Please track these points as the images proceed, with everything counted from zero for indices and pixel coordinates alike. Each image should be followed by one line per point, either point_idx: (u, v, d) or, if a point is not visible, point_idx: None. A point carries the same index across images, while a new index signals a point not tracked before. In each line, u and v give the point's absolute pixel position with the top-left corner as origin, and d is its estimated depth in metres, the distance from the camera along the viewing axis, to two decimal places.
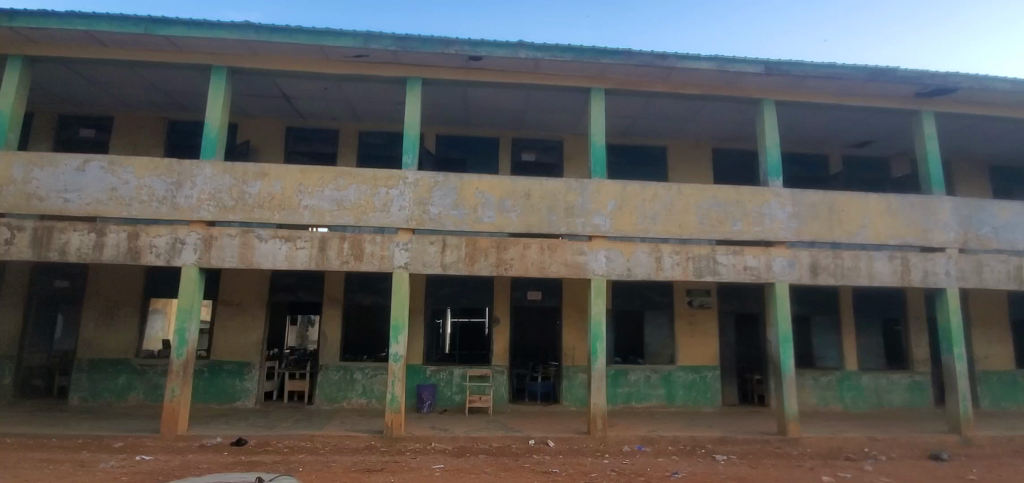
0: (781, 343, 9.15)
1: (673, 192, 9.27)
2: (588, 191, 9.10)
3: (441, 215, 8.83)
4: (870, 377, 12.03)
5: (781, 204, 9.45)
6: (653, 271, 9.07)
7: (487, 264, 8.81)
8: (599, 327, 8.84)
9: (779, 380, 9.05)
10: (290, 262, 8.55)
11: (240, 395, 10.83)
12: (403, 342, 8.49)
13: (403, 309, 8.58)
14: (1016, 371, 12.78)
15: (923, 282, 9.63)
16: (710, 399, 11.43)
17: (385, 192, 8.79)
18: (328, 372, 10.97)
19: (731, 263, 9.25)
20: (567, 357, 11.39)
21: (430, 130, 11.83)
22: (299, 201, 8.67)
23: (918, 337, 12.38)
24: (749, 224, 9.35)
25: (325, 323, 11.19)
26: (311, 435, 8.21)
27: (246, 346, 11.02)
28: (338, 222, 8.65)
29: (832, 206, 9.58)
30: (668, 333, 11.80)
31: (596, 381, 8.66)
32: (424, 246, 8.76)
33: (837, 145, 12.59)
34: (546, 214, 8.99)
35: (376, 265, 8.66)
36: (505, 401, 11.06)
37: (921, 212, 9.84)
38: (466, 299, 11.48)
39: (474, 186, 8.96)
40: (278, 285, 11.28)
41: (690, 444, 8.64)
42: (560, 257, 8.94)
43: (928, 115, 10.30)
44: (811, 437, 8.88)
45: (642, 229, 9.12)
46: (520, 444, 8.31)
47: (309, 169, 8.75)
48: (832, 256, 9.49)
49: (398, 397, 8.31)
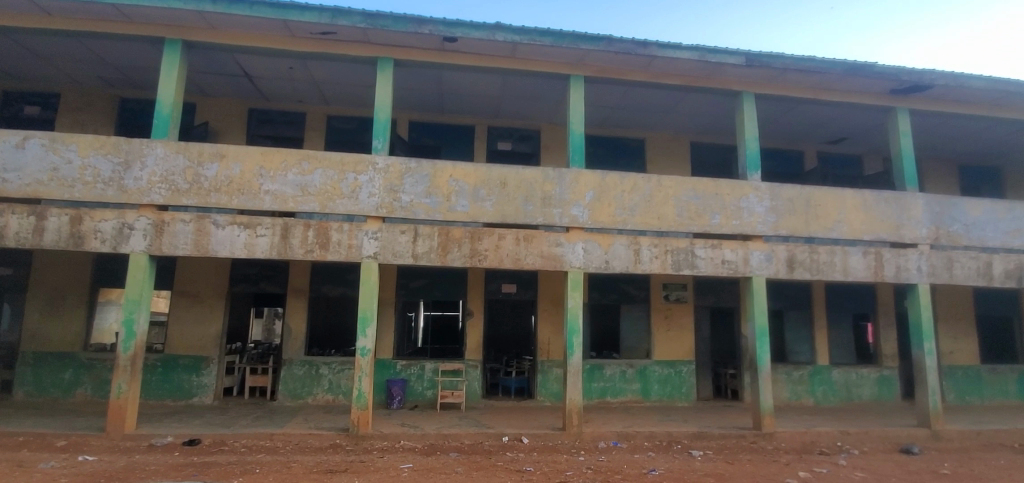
0: (757, 338, 9.06)
1: (653, 183, 9.07)
2: (566, 180, 8.82)
3: (413, 202, 8.42)
4: (841, 372, 12.16)
5: (759, 198, 9.35)
6: (631, 264, 8.86)
7: (461, 255, 8.45)
8: (576, 320, 8.60)
9: (755, 374, 8.98)
10: (250, 250, 8.02)
11: (197, 391, 10.24)
12: (371, 335, 8.07)
13: (371, 300, 8.15)
14: (979, 365, 13.12)
15: (895, 278, 9.69)
16: (684, 393, 11.36)
17: (353, 177, 8.33)
18: (292, 367, 10.46)
19: (709, 256, 9.11)
20: (542, 351, 11.13)
21: (404, 116, 11.37)
22: (260, 186, 8.13)
23: (888, 332, 12.57)
24: (728, 217, 9.22)
25: (289, 316, 10.66)
26: (271, 433, 7.75)
27: (204, 339, 10.42)
28: (302, 208, 8.16)
29: (808, 201, 9.52)
30: (644, 327, 11.67)
31: (572, 377, 8.42)
32: (394, 235, 8.34)
33: (812, 141, 12.65)
34: (522, 204, 8.68)
35: (342, 255, 8.20)
36: (478, 397, 10.75)
37: (895, 208, 9.88)
38: (439, 292, 11.09)
39: (448, 173, 8.58)
40: (239, 276, 10.68)
41: (665, 440, 8.49)
42: (537, 249, 8.64)
43: (903, 112, 10.36)
44: (785, 431, 8.85)
45: (620, 221, 8.89)
46: (493, 442, 8.01)
47: (271, 152, 8.21)
48: (808, 251, 9.44)
49: (365, 393, 7.90)
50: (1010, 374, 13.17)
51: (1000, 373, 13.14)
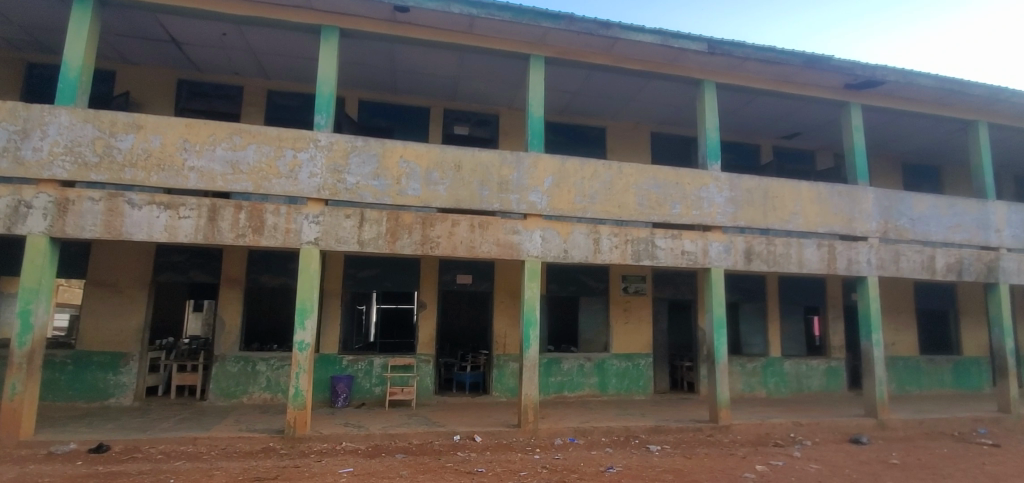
0: (715, 329, 8.92)
1: (614, 170, 8.76)
2: (524, 165, 8.38)
3: (359, 184, 7.77)
4: (792, 363, 12.33)
5: (719, 188, 9.20)
6: (591, 254, 8.54)
7: (411, 241, 7.88)
8: (533, 312, 8.20)
9: (712, 366, 8.84)
10: (171, 234, 7.17)
11: (114, 391, 9.22)
12: (311, 328, 7.40)
13: (310, 290, 7.46)
14: (918, 356, 13.66)
15: (847, 270, 9.80)
16: (642, 386, 11.21)
17: (292, 155, 7.59)
18: (226, 363, 9.60)
19: (669, 247, 8.90)
20: (498, 345, 10.70)
21: (353, 94, 10.63)
22: (184, 162, 7.29)
23: (836, 325, 12.85)
24: (688, 207, 9.03)
25: (222, 308, 9.77)
26: (195, 437, 6.96)
27: (124, 334, 9.40)
28: (233, 188, 7.36)
29: (766, 192, 9.44)
30: (603, 320, 11.42)
31: (528, 371, 8.02)
32: (338, 219, 7.67)
33: (768, 135, 12.74)
34: (478, 189, 8.18)
35: (279, 240, 7.46)
36: (430, 393, 10.20)
37: (847, 201, 9.99)
38: (389, 283, 10.43)
39: (398, 154, 7.97)
40: (165, 264, 9.68)
41: (623, 435, 8.23)
42: (492, 236, 8.18)
43: (856, 107, 10.50)
44: (741, 424, 8.77)
45: (580, 209, 8.53)
46: (444, 441, 7.51)
47: (197, 124, 7.37)
48: (765, 243, 9.37)
49: (303, 391, 7.23)
50: (945, 364, 13.79)
51: (936, 363, 13.73)
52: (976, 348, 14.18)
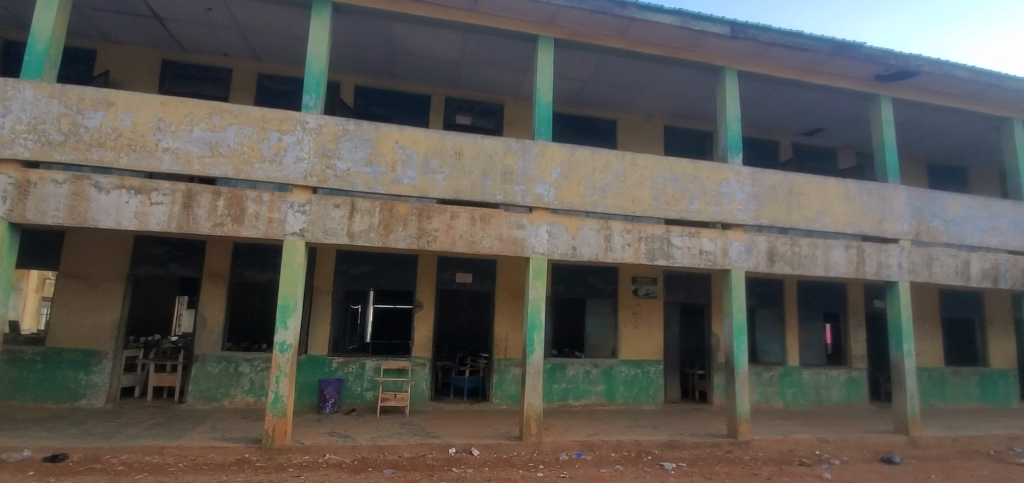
0: (735, 337, 8.21)
1: (627, 161, 8.08)
2: (530, 154, 7.71)
3: (350, 171, 7.10)
4: (811, 373, 11.62)
5: (741, 183, 8.49)
6: (601, 252, 7.85)
7: (406, 235, 7.21)
8: (537, 314, 7.51)
9: (732, 377, 8.13)
10: (142, 222, 6.53)
11: (85, 392, 8.57)
12: (294, 328, 6.73)
13: (294, 286, 6.79)
14: (942, 367, 12.91)
15: (877, 275, 9.08)
16: (651, 396, 10.51)
17: (277, 137, 6.94)
18: (206, 364, 8.94)
19: (686, 246, 8.19)
20: (499, 349, 10.00)
21: (349, 80, 10.00)
22: (158, 142, 6.66)
23: (857, 333, 12.12)
24: (707, 203, 8.32)
25: (204, 305, 9.12)
26: (162, 446, 6.31)
27: (97, 330, 8.76)
28: (211, 172, 6.71)
29: (791, 189, 8.74)
30: (611, 324, 10.73)
31: (532, 378, 7.33)
32: (326, 208, 7.01)
33: (788, 131, 12.05)
34: (480, 179, 7.51)
35: (260, 231, 6.79)
36: (426, 399, 9.51)
37: (878, 200, 9.28)
38: (384, 280, 9.76)
39: (394, 139, 7.31)
40: (143, 256, 9.05)
41: (635, 451, 7.53)
42: (494, 231, 7.49)
43: (886, 100, 9.80)
44: (763, 439, 8.07)
45: (590, 202, 7.85)
46: (438, 455, 6.83)
47: (173, 102, 6.75)
48: (789, 243, 8.66)
49: (284, 397, 6.54)
50: (971, 377, 13.02)
51: (962, 376, 12.97)
52: (1003, 360, 13.40)
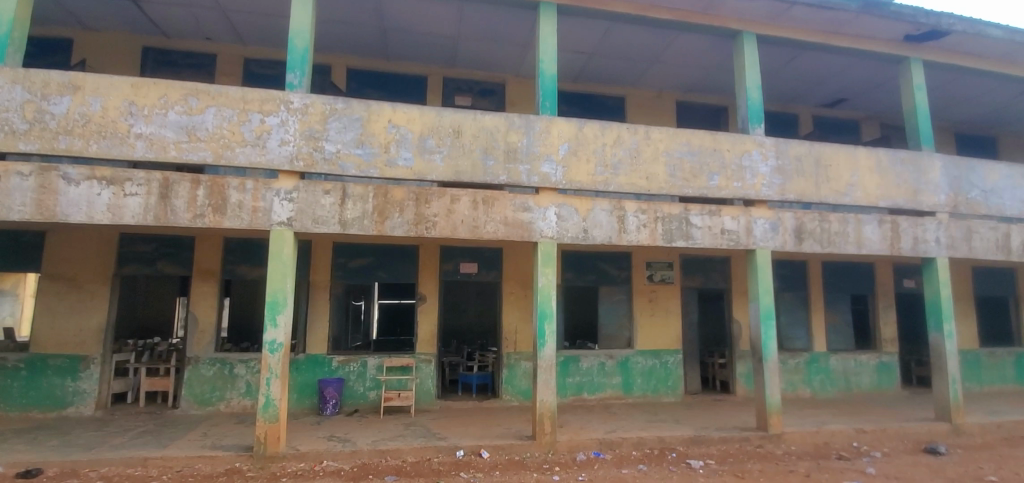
0: (763, 322, 7.59)
1: (640, 135, 7.42)
2: (535, 130, 7.10)
3: (339, 153, 6.54)
4: (838, 359, 11.00)
5: (764, 156, 7.84)
6: (615, 234, 7.24)
7: (403, 221, 6.65)
8: (548, 303, 6.92)
9: (760, 366, 7.53)
10: (116, 215, 6.01)
11: (73, 399, 8.12)
12: (284, 326, 6.20)
13: (282, 281, 6.25)
14: (978, 349, 12.20)
15: (913, 251, 8.43)
16: (671, 387, 9.93)
17: (258, 119, 6.38)
18: (200, 367, 8.47)
19: (707, 225, 7.54)
20: (508, 342, 9.42)
21: (340, 62, 9.43)
22: (130, 128, 6.13)
23: (886, 314, 11.47)
24: (728, 178, 7.66)
25: (195, 304, 8.63)
26: (145, 458, 5.83)
27: (83, 334, 8.29)
28: (189, 158, 6.17)
29: (818, 160, 8.08)
30: (626, 312, 10.13)
31: (544, 373, 6.78)
32: (315, 195, 6.46)
33: (809, 102, 11.34)
34: (481, 158, 6.92)
35: (244, 222, 6.26)
36: (432, 397, 8.98)
37: (911, 170, 8.61)
38: (384, 273, 9.22)
39: (386, 117, 6.73)
40: (130, 255, 8.57)
41: (657, 448, 6.97)
42: (499, 214, 6.91)
43: (917, 62, 9.08)
44: (795, 432, 7.51)
45: (602, 181, 7.23)
46: (445, 458, 6.30)
47: (145, 84, 6.21)
48: (818, 219, 8.01)
49: (275, 400, 6.03)
50: (1007, 357, 12.31)
51: (997, 356, 12.27)
52: None
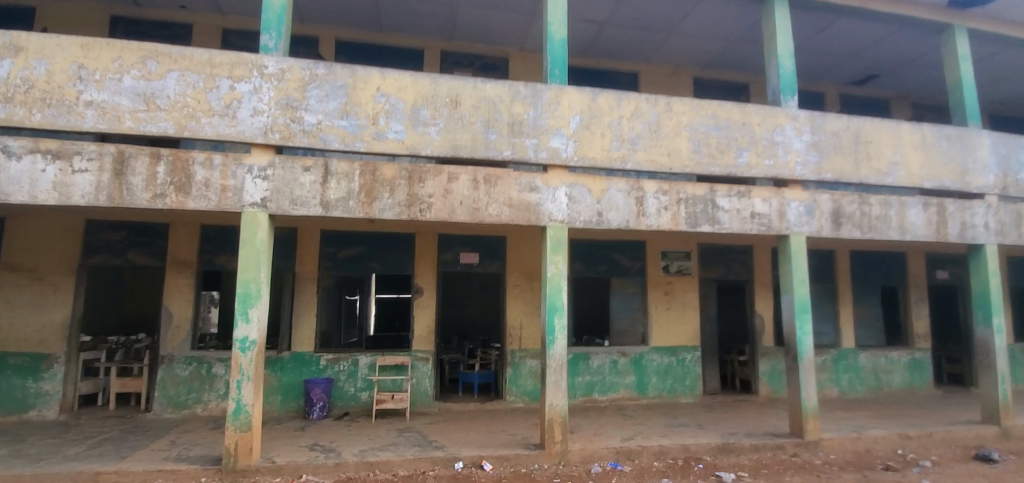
0: (797, 316, 6.80)
1: (661, 107, 6.59)
2: (543, 100, 6.28)
3: (320, 125, 5.74)
4: (868, 356, 10.21)
5: (798, 131, 7.02)
6: (633, 218, 6.43)
7: (394, 202, 5.86)
8: (558, 296, 6.14)
9: (794, 365, 6.75)
10: (64, 194, 5.24)
11: (35, 402, 7.37)
12: (257, 321, 5.43)
13: (255, 270, 5.48)
14: (1015, 344, 11.38)
15: (960, 237, 7.64)
16: (689, 387, 9.15)
17: (228, 85, 5.59)
18: (174, 366, 7.72)
19: (735, 208, 6.72)
20: (512, 338, 8.64)
21: (328, 34, 8.62)
22: (79, 95, 5.34)
23: (919, 308, 10.67)
24: (759, 155, 6.83)
25: (169, 297, 7.87)
26: (97, 472, 5.08)
27: (45, 331, 7.54)
28: (147, 129, 5.38)
29: (857, 136, 7.29)
30: (640, 306, 9.35)
31: (553, 374, 6.01)
32: (293, 172, 5.67)
33: (837, 79, 10.48)
34: (482, 131, 6.12)
35: (211, 202, 5.48)
36: (429, 399, 8.22)
37: (958, 148, 7.80)
38: (377, 263, 8.43)
39: (374, 84, 5.93)
40: (97, 244, 7.81)
41: (681, 458, 6.21)
42: (502, 195, 6.12)
43: (962, 31, 8.23)
44: (832, 438, 6.76)
45: (618, 158, 6.41)
46: (442, 472, 5.55)
47: (96, 44, 5.42)
48: (857, 202, 7.22)
49: (247, 406, 5.27)
50: None
51: None
52: None
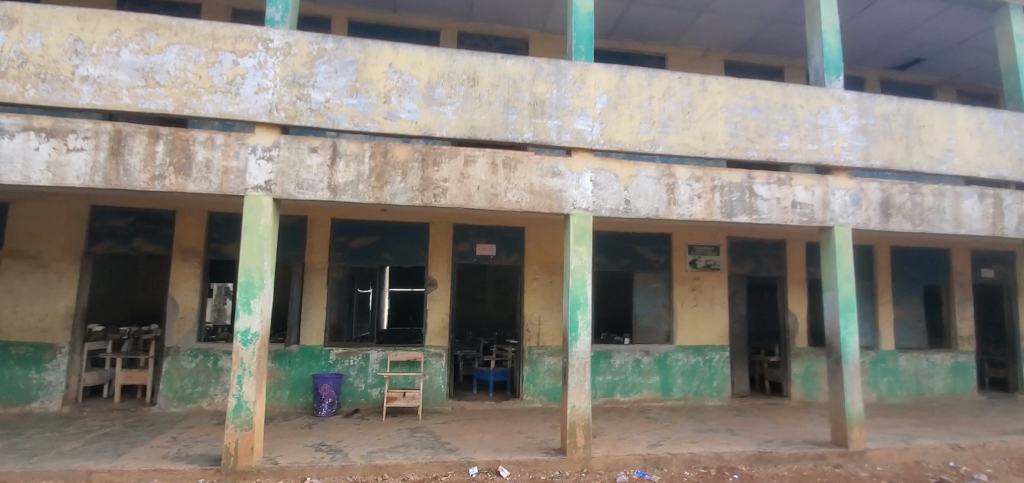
0: (842, 315, 6.25)
1: (695, 86, 6.09)
2: (567, 79, 5.82)
3: (329, 103, 5.36)
4: (908, 359, 9.58)
5: (844, 113, 6.46)
6: (663, 206, 5.94)
7: (406, 187, 5.46)
8: (581, 290, 5.69)
9: (838, 369, 6.21)
10: (57, 175, 4.93)
11: (38, 393, 7.16)
12: (260, 313, 5.07)
13: (258, 258, 5.12)
14: None
15: (1019, 232, 7.00)
16: (716, 389, 8.64)
17: (230, 60, 5.22)
18: (179, 359, 7.45)
19: (775, 197, 6.19)
20: (530, 334, 8.20)
21: (340, 14, 8.24)
22: (74, 69, 5.02)
23: (964, 309, 9.98)
24: (802, 139, 6.29)
25: (175, 287, 7.59)
26: (90, 471, 4.79)
27: (49, 320, 7.32)
28: (145, 107, 5.06)
29: (908, 120, 6.69)
30: (664, 303, 8.85)
31: (576, 375, 5.57)
32: (299, 153, 5.30)
33: (879, 63, 9.81)
34: (502, 111, 5.68)
35: (213, 185, 5.13)
36: (442, 397, 7.84)
37: (1018, 135, 7.14)
38: (389, 254, 8.06)
39: (386, 60, 5.52)
40: (102, 231, 7.56)
41: (714, 467, 5.74)
42: (522, 180, 5.68)
43: (1020, 9, 7.53)
44: (879, 449, 6.22)
45: (649, 141, 5.93)
46: (455, 477, 5.15)
47: (93, 16, 5.09)
48: (908, 192, 6.64)
49: (249, 403, 4.93)
50: None
51: None
52: None
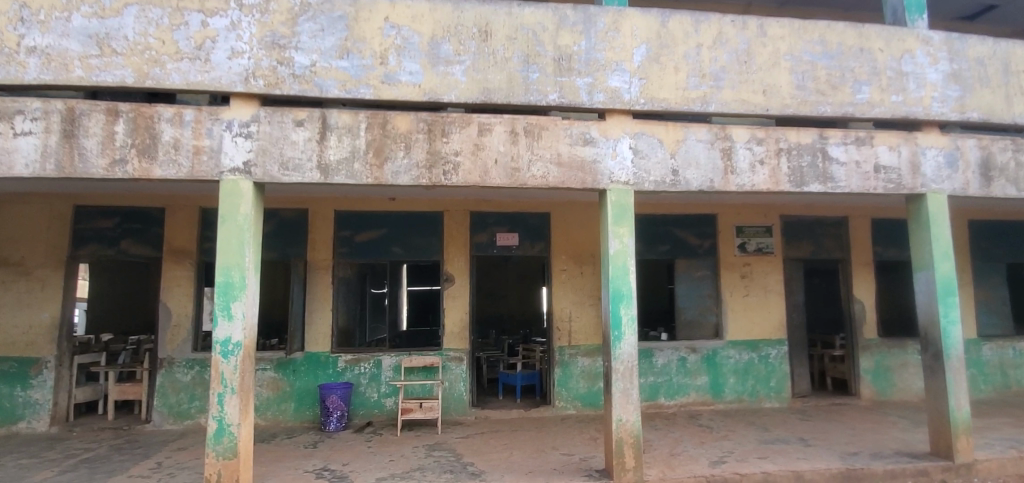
0: (941, 301, 5.16)
1: (752, 30, 5.06)
2: (597, 28, 4.86)
3: (315, 67, 4.52)
4: (994, 348, 8.35)
5: (932, 57, 5.36)
6: (719, 176, 4.95)
7: (409, 163, 4.59)
8: (623, 280, 4.74)
9: (938, 366, 5.13)
10: (4, 164, 4.20)
11: (24, 413, 6.53)
12: (242, 319, 4.27)
13: (237, 253, 4.31)
14: None
15: None
16: (774, 389, 7.59)
17: (199, 21, 4.42)
18: (175, 371, 6.76)
19: (853, 160, 5.14)
20: (560, 333, 7.27)
21: None
22: (20, 40, 4.28)
23: None
24: (883, 90, 5.23)
25: (167, 291, 6.89)
26: None
27: (34, 332, 6.69)
28: (101, 79, 4.29)
29: (1009, 64, 5.54)
30: (711, 292, 7.81)
31: (621, 382, 4.64)
32: (283, 128, 4.48)
33: (946, 13, 8.58)
34: (520, 69, 4.76)
35: (182, 168, 4.34)
36: (465, 405, 6.99)
37: None
38: (400, 248, 7.23)
39: (382, 14, 4.65)
40: (88, 233, 6.90)
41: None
42: (549, 150, 4.76)
43: None
44: (991, 460, 5.12)
45: (698, 98, 4.94)
46: None
47: None
48: (1013, 149, 5.49)
49: (232, 426, 4.15)
50: None
51: None
52: None
